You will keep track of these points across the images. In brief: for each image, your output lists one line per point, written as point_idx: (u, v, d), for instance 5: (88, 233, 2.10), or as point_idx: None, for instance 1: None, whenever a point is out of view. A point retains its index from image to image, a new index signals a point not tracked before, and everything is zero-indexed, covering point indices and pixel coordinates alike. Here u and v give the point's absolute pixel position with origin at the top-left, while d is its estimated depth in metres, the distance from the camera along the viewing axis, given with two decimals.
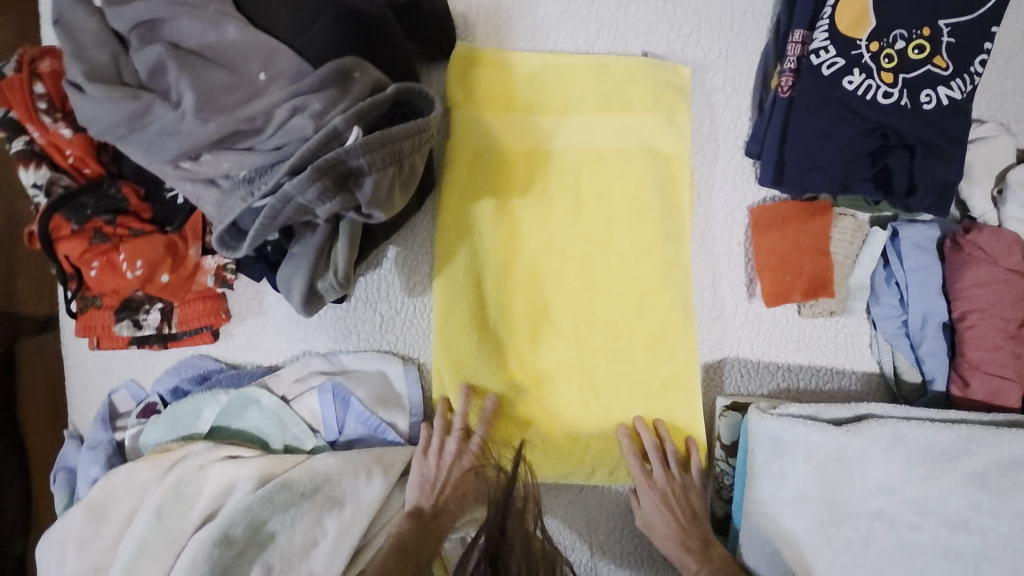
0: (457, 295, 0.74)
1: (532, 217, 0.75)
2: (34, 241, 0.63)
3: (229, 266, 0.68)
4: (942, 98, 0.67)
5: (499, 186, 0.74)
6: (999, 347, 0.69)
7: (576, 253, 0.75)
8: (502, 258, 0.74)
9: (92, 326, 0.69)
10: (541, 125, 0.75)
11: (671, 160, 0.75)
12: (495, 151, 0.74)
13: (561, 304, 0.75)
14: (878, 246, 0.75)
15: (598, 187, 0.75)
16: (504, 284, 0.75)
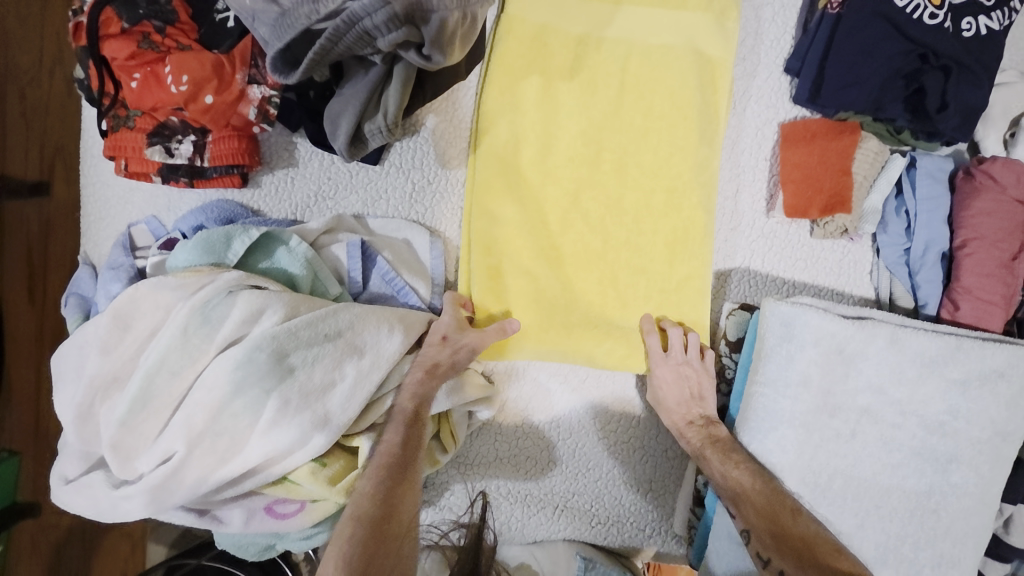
0: (493, 170, 0.74)
1: (574, 101, 0.75)
2: (80, 36, 0.63)
3: (274, 99, 0.67)
4: (980, 27, 0.71)
5: (546, 65, 0.75)
6: (991, 274, 0.75)
7: (613, 144, 0.76)
8: (541, 138, 0.75)
9: (122, 147, 0.66)
10: (595, 9, 0.75)
11: (715, 64, 0.76)
12: (547, 30, 0.74)
13: (593, 192, 0.76)
14: (895, 173, 0.78)
15: (642, 80, 0.76)
16: (539, 165, 0.75)
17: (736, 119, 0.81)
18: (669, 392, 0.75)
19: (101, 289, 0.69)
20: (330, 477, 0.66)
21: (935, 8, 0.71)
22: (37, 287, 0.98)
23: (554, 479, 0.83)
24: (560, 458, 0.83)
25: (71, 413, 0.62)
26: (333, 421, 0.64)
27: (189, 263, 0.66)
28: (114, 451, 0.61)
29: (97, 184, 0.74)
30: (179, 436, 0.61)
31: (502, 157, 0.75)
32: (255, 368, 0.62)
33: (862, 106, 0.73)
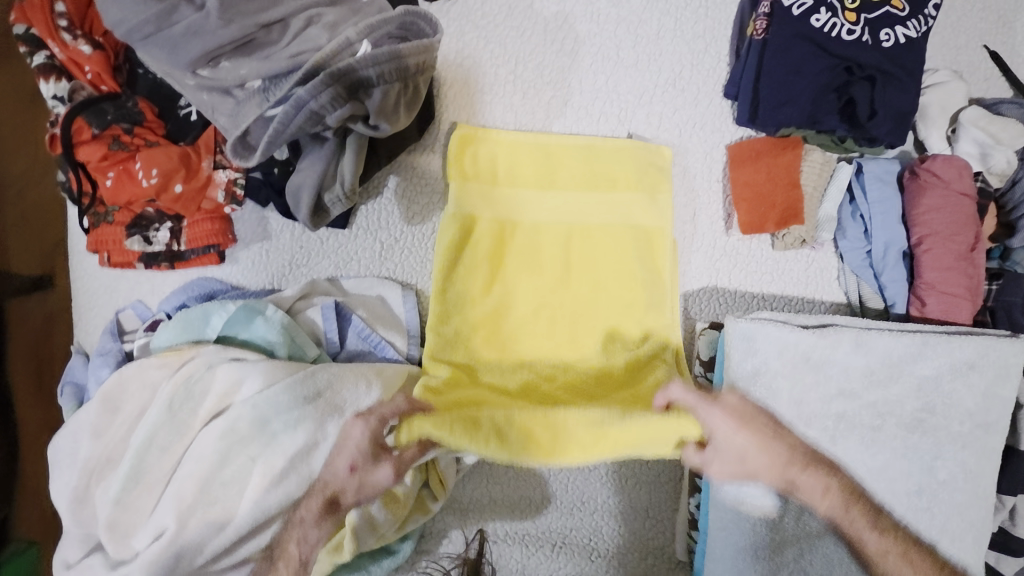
0: (448, 349, 0.76)
1: (522, 282, 0.78)
2: (55, 147, 0.68)
3: (240, 180, 0.72)
4: (898, 36, 0.74)
5: (491, 266, 0.78)
6: (952, 268, 0.76)
7: (565, 313, 0.79)
8: (492, 320, 0.78)
9: (104, 241, 0.72)
10: (529, 197, 0.79)
11: (653, 236, 0.80)
12: (490, 222, 0.78)
13: (548, 355, 0.78)
14: (844, 180, 0.81)
15: (586, 258, 0.79)
16: (494, 327, 0.78)
17: (684, 146, 0.84)
18: (736, 443, 0.66)
19: (91, 376, 0.73)
20: None
21: (852, 25, 0.75)
22: (41, 379, 1.02)
23: (550, 515, 0.83)
24: (553, 494, 0.84)
25: (67, 500, 0.64)
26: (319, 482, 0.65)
27: (171, 343, 0.70)
28: (109, 532, 0.63)
29: (84, 276, 0.78)
30: (169, 511, 0.63)
31: (455, 336, 0.76)
32: (241, 434, 0.64)
33: (799, 121, 0.76)
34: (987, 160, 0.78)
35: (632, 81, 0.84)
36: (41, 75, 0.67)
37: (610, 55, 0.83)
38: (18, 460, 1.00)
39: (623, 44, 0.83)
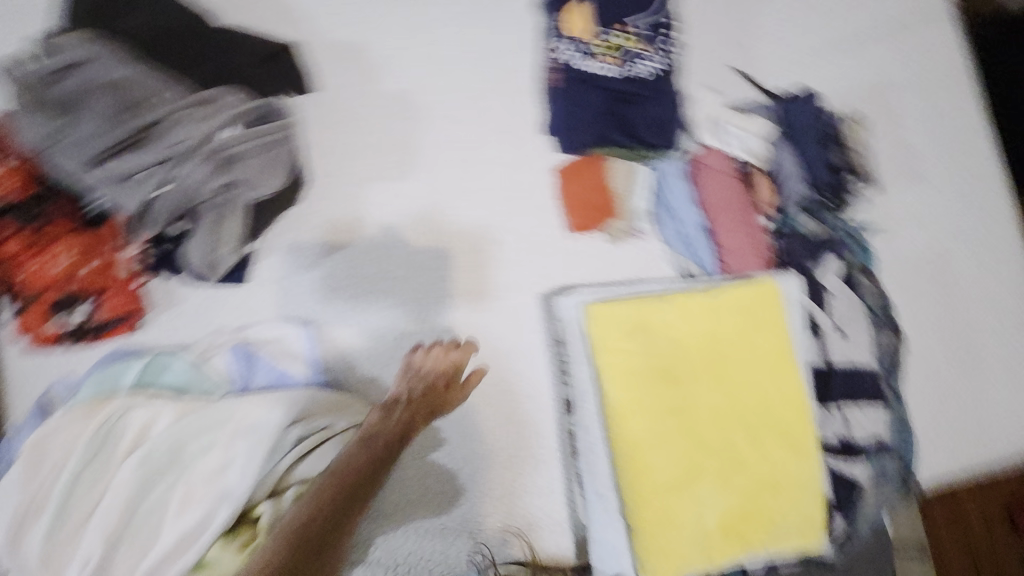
0: (626, 360, 0.84)
1: (650, 365, 0.84)
2: None
3: (145, 255, 0.87)
4: (643, 68, 1.01)
5: (703, 340, 0.87)
6: (736, 231, 0.99)
7: (659, 427, 0.84)
8: (650, 379, 0.84)
9: (31, 324, 0.85)
10: (748, 328, 0.88)
11: (738, 469, 0.86)
12: (729, 325, 0.88)
13: (628, 422, 0.83)
14: (647, 182, 1.00)
15: (702, 427, 0.85)
16: (663, 376, 0.85)
17: (521, 179, 1.02)
18: None
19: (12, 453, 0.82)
20: (240, 545, 0.74)
21: (613, 66, 1.00)
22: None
23: (465, 504, 0.93)
24: (463, 485, 0.93)
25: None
26: (233, 493, 0.74)
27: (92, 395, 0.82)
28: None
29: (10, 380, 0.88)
30: (90, 556, 0.70)
31: (651, 368, 0.84)
32: (155, 458, 0.75)
33: (592, 140, 1.00)
34: (749, 148, 1.01)
35: (468, 136, 1.02)
36: None
37: (446, 120, 1.02)
38: None
39: (454, 110, 1.02)
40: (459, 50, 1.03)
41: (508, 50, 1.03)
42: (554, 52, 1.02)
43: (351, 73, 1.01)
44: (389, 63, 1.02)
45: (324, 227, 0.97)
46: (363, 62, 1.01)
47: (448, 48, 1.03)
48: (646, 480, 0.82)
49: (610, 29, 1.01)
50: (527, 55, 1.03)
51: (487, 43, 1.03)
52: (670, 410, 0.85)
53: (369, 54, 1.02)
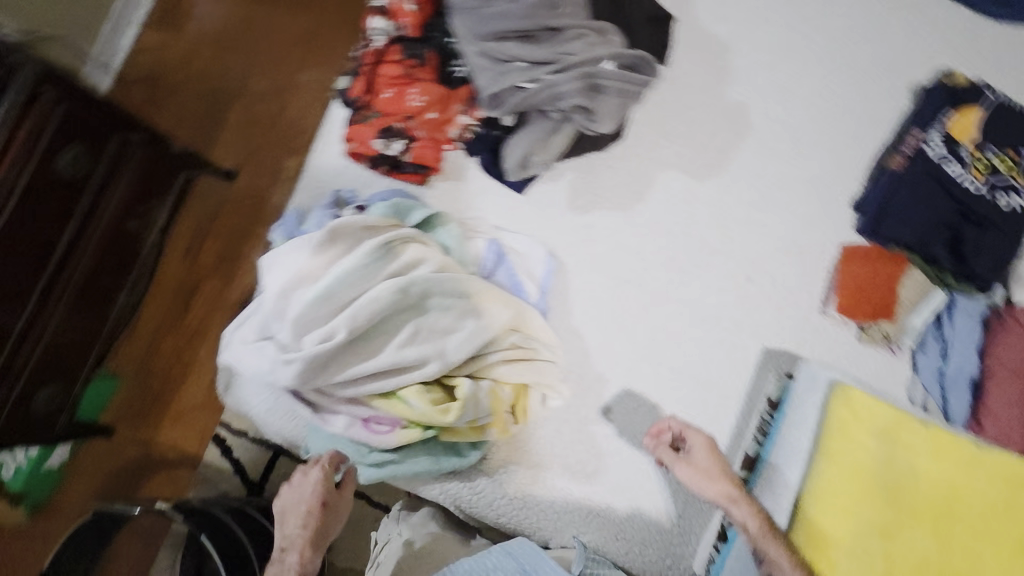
0: (856, 454, 0.87)
1: (880, 474, 0.85)
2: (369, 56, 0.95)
3: (472, 128, 0.94)
4: (1013, 203, 0.93)
5: (943, 485, 0.84)
6: (1012, 405, 0.88)
7: (862, 531, 0.83)
8: (873, 484, 0.85)
9: (359, 136, 0.96)
10: (999, 502, 0.83)
11: None
12: (977, 488, 0.84)
13: (830, 508, 0.85)
14: (935, 307, 0.94)
15: (904, 559, 0.82)
16: (887, 489, 0.85)
17: (805, 236, 1.00)
18: None
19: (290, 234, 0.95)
20: (432, 399, 0.83)
21: (978, 182, 0.94)
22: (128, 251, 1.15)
23: (599, 489, 0.91)
24: (605, 469, 0.92)
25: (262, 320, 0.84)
26: (447, 357, 0.83)
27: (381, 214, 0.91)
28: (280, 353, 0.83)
29: (312, 165, 1.01)
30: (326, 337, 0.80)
31: (880, 476, 0.85)
32: (405, 296, 0.83)
33: (912, 240, 0.94)
34: None
35: (778, 172, 1.02)
36: (375, 15, 0.95)
37: (768, 147, 1.02)
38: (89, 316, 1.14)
39: (777, 143, 1.02)
40: (811, 94, 1.03)
41: (856, 117, 1.02)
42: (921, 140, 0.98)
43: (706, 66, 1.03)
44: (742, 74, 1.03)
45: (612, 183, 1.01)
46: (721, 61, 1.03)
47: (802, 88, 1.04)
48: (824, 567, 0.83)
49: (995, 147, 0.96)
50: (872, 130, 1.02)
51: (840, 102, 1.03)
52: (881, 525, 0.83)
53: (730, 57, 1.04)
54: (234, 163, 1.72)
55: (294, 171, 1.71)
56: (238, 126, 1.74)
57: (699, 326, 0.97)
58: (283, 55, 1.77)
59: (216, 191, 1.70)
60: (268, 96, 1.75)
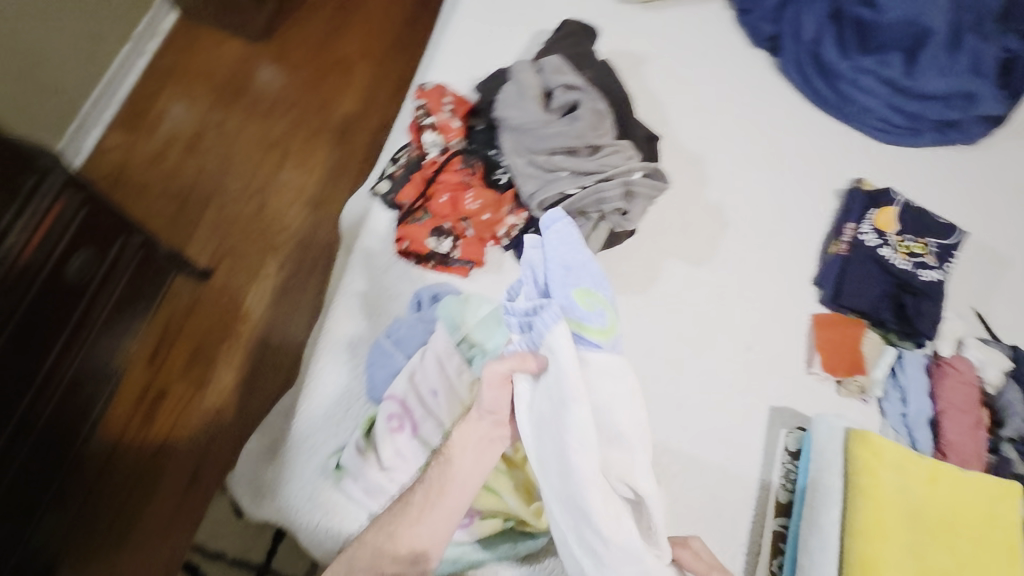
0: (878, 489, 0.90)
1: (896, 501, 0.90)
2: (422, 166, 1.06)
3: (518, 227, 1.06)
4: (932, 276, 1.19)
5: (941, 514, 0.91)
6: (966, 435, 1.09)
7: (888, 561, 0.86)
8: (892, 515, 0.89)
9: (412, 233, 1.03)
10: (987, 519, 0.91)
11: None
12: (966, 510, 0.91)
13: (867, 542, 0.87)
14: (889, 362, 1.17)
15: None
16: (902, 518, 0.89)
17: (783, 309, 1.21)
18: None
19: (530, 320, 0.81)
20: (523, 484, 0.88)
21: (905, 261, 1.19)
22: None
23: None
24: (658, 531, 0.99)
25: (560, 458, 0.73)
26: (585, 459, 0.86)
27: (453, 303, 0.98)
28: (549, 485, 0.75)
29: (358, 264, 1.06)
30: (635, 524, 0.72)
31: (895, 505, 0.89)
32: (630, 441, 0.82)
33: (867, 308, 1.17)
34: (983, 371, 1.17)
35: (753, 259, 1.24)
36: (426, 131, 1.08)
37: (744, 240, 1.25)
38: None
39: (751, 236, 1.26)
40: (767, 198, 1.30)
41: (802, 216, 1.30)
42: (855, 231, 1.23)
43: (688, 176, 1.26)
44: (715, 183, 1.28)
45: (630, 271, 1.16)
46: (697, 173, 1.27)
47: (760, 194, 1.30)
48: None
49: (912, 235, 1.22)
50: (817, 224, 1.29)
51: (789, 204, 1.30)
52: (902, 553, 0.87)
53: (704, 169, 1.28)
54: (209, 261, 1.67)
55: (275, 267, 1.69)
56: (212, 225, 1.71)
57: (716, 392, 1.12)
58: (261, 157, 1.81)
59: (188, 291, 1.62)
60: (245, 194, 1.76)
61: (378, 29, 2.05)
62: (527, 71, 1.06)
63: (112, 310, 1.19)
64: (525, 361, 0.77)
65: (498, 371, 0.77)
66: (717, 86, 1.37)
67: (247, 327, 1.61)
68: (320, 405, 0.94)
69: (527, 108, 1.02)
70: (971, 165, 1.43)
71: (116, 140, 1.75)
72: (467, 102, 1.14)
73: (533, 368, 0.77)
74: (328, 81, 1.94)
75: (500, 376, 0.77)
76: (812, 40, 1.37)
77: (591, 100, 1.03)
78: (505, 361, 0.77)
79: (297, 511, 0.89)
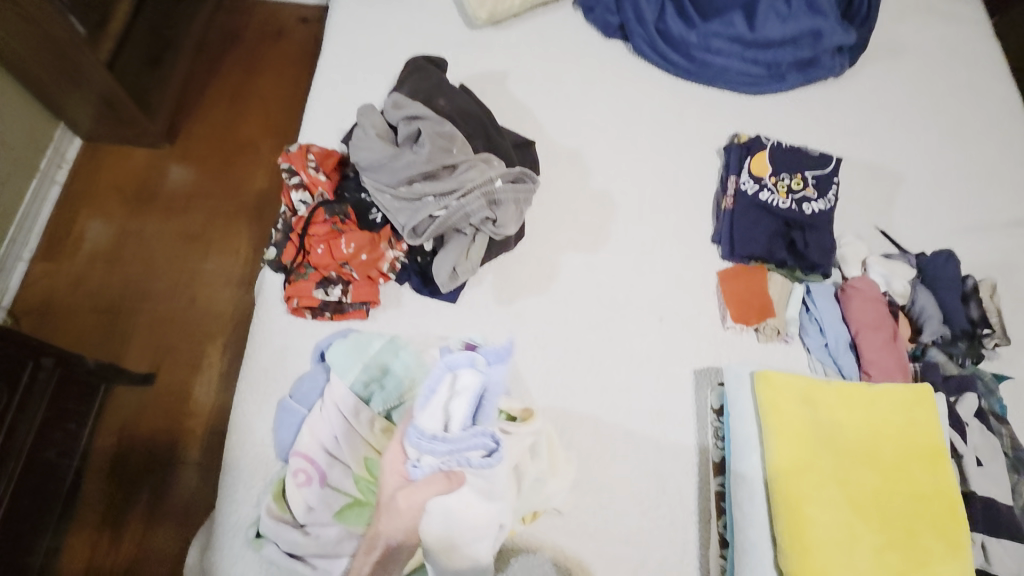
0: (789, 424, 0.91)
1: (809, 432, 0.91)
2: (296, 224, 1.08)
3: (401, 259, 1.10)
4: (814, 208, 1.23)
5: (858, 430, 0.93)
6: (882, 350, 1.11)
7: (812, 489, 0.87)
8: (806, 446, 0.90)
9: (299, 289, 1.05)
10: (902, 423, 0.93)
11: (887, 547, 0.85)
12: (882, 420, 0.93)
13: (789, 478, 0.88)
14: (799, 297, 1.18)
15: (855, 496, 0.88)
16: (819, 445, 0.91)
17: (687, 273, 1.23)
18: None
19: (459, 450, 0.86)
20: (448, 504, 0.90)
21: (785, 200, 1.23)
22: None
23: (606, 538, 0.97)
24: (605, 519, 0.98)
25: (476, 532, 0.87)
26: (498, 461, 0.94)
27: (347, 345, 0.98)
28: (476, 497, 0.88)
29: (258, 331, 1.07)
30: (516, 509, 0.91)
31: (809, 435, 0.91)
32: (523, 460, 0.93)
33: (764, 253, 1.20)
34: (890, 285, 1.19)
35: (649, 232, 1.26)
36: (294, 189, 1.11)
37: (637, 216, 1.27)
38: None
39: (644, 211, 1.28)
40: (652, 171, 1.33)
41: (689, 180, 1.33)
42: (737, 182, 1.26)
43: (568, 171, 1.30)
44: (596, 170, 1.31)
45: (528, 274, 1.18)
46: (578, 165, 1.31)
47: (644, 169, 1.33)
48: (803, 541, 0.84)
49: (787, 173, 1.25)
50: (704, 186, 1.32)
51: (673, 172, 1.33)
52: (825, 478, 0.88)
53: (583, 160, 1.32)
54: (150, 364, 1.68)
55: (217, 355, 1.71)
56: (148, 330, 1.73)
57: (639, 368, 1.12)
58: (184, 253, 1.84)
59: (133, 400, 1.63)
60: (174, 293, 1.79)
61: (276, 106, 2.12)
62: (371, 113, 1.10)
63: (36, 438, 1.21)
64: (443, 484, 0.85)
65: (418, 501, 0.84)
66: (581, 80, 1.42)
67: (198, 421, 1.62)
68: (239, 479, 0.95)
69: (375, 146, 1.05)
70: (842, 95, 1.47)
71: (40, 271, 1.78)
72: (333, 152, 1.17)
73: (451, 486, 0.86)
74: (236, 166, 1.99)
75: (417, 503, 0.84)
76: (655, 20, 1.44)
77: (437, 122, 1.07)
78: (423, 489, 0.84)
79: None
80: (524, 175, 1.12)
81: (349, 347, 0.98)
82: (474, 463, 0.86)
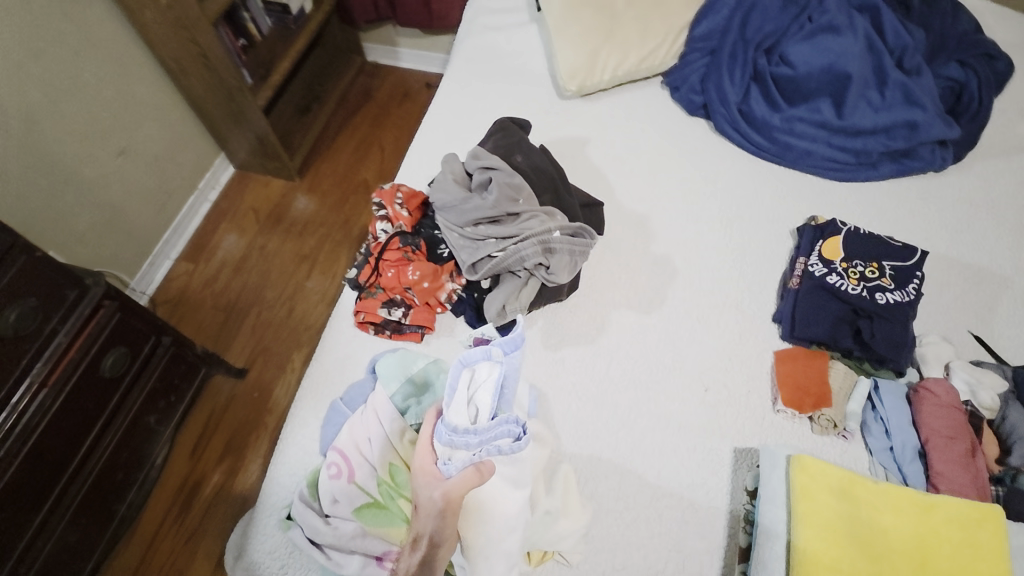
0: (821, 515, 0.91)
1: (845, 528, 0.90)
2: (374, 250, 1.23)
3: (458, 291, 1.19)
4: (888, 298, 1.17)
5: (905, 538, 0.89)
6: (956, 463, 1.00)
7: None
8: (838, 542, 0.89)
9: (366, 306, 1.18)
10: (958, 542, 0.88)
11: None
12: (936, 533, 0.89)
13: (813, 570, 0.87)
14: (864, 391, 1.11)
15: None
16: (853, 543, 0.89)
17: (742, 347, 1.20)
18: None
19: (488, 440, 0.89)
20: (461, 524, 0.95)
21: (855, 287, 1.19)
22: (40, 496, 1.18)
23: None
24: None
25: (502, 545, 0.89)
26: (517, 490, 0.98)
27: (395, 360, 1.09)
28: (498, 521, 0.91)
29: (327, 338, 1.21)
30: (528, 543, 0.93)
31: (843, 531, 0.90)
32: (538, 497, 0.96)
33: (826, 337, 1.15)
34: (975, 395, 1.08)
35: (708, 300, 1.26)
36: (379, 220, 1.26)
37: (696, 284, 1.28)
38: (36, 511, 1.19)
39: (705, 279, 1.28)
40: (719, 243, 1.34)
41: (757, 256, 1.32)
42: (806, 264, 1.24)
43: (633, 233, 1.35)
44: (661, 236, 1.35)
45: (578, 323, 1.22)
46: (644, 229, 1.36)
47: (711, 240, 1.34)
48: None
49: (860, 261, 1.22)
50: (772, 264, 1.30)
51: (741, 246, 1.33)
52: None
53: (650, 225, 1.36)
54: (245, 361, 1.91)
55: (300, 363, 1.90)
56: (250, 331, 1.97)
57: (675, 434, 1.09)
58: (292, 271, 2.10)
59: (225, 389, 1.84)
60: (278, 302, 2.03)
61: (394, 156, 2.41)
62: (454, 163, 1.25)
63: (143, 403, 1.42)
64: (475, 477, 0.86)
65: (454, 499, 0.85)
66: (660, 153, 1.48)
67: (272, 419, 1.79)
68: (284, 463, 1.05)
69: (451, 189, 1.19)
70: (941, 189, 1.40)
71: (181, 269, 2.12)
72: (419, 192, 1.31)
73: (484, 477, 0.87)
74: (351, 202, 2.27)
75: (455, 499, 0.85)
76: (739, 101, 1.49)
77: (508, 174, 1.19)
78: (457, 485, 0.85)
79: (260, 565, 0.96)
80: (582, 231, 1.19)
81: (396, 362, 1.08)
82: (504, 450, 0.89)
